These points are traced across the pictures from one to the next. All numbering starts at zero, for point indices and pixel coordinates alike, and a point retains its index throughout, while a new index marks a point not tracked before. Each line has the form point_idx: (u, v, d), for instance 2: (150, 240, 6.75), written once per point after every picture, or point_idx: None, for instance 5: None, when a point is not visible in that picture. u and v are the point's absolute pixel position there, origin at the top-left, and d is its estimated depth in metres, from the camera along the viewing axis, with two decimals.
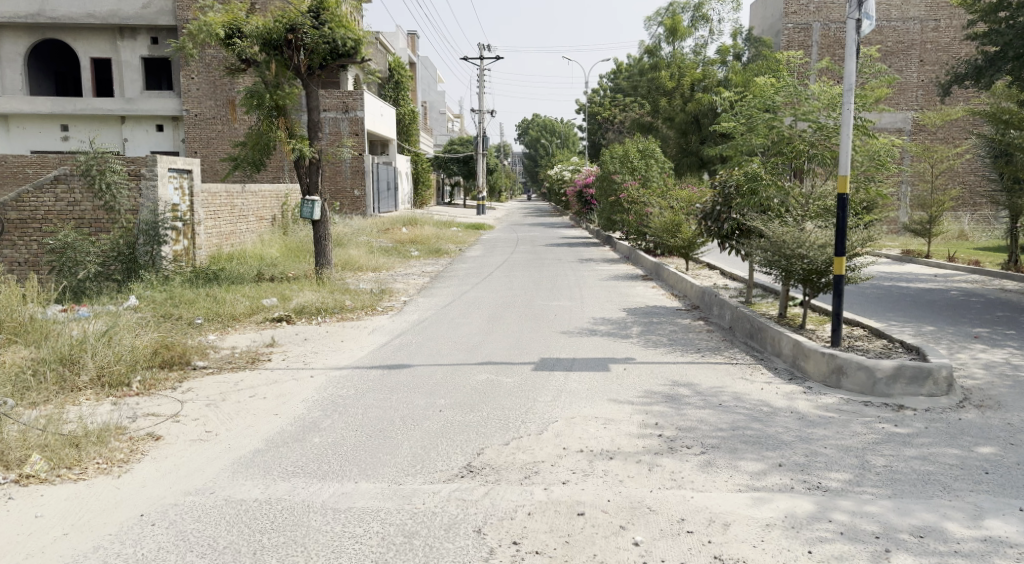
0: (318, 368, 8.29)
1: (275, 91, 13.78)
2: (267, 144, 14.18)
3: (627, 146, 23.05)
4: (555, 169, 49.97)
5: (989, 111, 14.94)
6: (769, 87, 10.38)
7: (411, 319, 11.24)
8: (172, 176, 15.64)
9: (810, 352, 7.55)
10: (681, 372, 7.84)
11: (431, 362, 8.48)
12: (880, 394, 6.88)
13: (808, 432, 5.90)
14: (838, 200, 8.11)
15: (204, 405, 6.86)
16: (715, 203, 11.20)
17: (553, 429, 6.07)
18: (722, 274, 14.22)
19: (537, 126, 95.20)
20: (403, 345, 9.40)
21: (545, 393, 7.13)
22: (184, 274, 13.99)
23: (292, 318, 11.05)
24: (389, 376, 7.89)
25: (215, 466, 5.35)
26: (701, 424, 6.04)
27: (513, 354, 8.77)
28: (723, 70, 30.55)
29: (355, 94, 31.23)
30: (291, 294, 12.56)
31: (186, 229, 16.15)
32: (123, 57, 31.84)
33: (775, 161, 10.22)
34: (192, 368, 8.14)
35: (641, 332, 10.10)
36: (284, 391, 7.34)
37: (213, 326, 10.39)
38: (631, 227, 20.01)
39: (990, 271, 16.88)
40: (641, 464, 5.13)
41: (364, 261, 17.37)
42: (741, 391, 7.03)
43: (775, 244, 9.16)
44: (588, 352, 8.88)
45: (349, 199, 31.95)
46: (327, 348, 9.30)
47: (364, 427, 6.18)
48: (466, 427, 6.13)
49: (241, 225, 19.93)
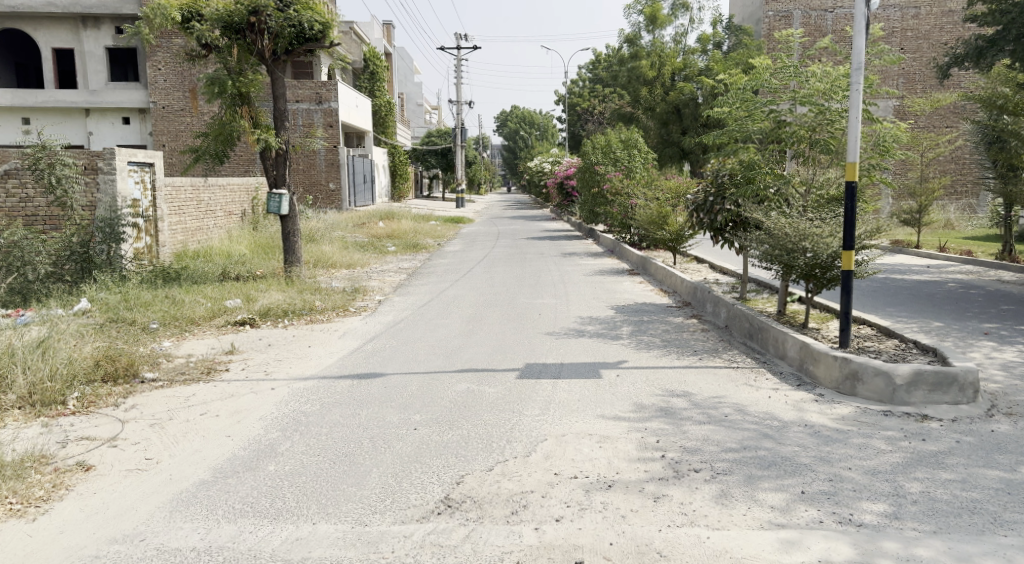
0: (280, 379, 7.53)
1: (237, 78, 13.04)
2: (231, 135, 13.38)
3: (608, 136, 22.37)
4: (536, 161, 49.28)
5: (985, 96, 14.39)
6: (761, 68, 9.57)
7: (385, 321, 10.52)
8: (133, 170, 14.75)
9: (819, 355, 6.88)
10: (678, 378, 7.19)
11: (405, 370, 7.74)
12: (900, 403, 6.22)
13: (827, 451, 5.23)
14: (846, 187, 7.36)
15: (148, 427, 6.09)
16: (706, 193, 10.55)
17: (542, 449, 5.37)
18: (712, 269, 13.62)
19: (515, 117, 94.43)
20: (376, 351, 8.66)
21: (533, 405, 6.46)
22: (144, 274, 13.16)
23: (256, 321, 10.27)
24: (359, 388, 7.14)
25: (151, 504, 4.63)
26: (705, 444, 5.37)
27: (494, 359, 8.06)
28: (703, 59, 29.91)
29: (328, 84, 30.27)
30: (257, 294, 11.78)
31: (148, 225, 15.30)
32: (86, 47, 30.67)
33: (771, 148, 9.50)
34: (140, 381, 7.34)
35: (631, 332, 9.43)
36: (240, 408, 6.59)
37: (169, 331, 9.65)
38: (614, 219, 19.37)
39: (984, 260, 16.37)
40: (644, 495, 4.45)
41: (338, 258, 16.58)
42: (746, 402, 6.37)
43: (774, 236, 8.48)
44: (577, 356, 8.19)
45: (323, 193, 31.09)
46: (292, 355, 8.54)
47: (328, 452, 5.44)
48: (444, 448, 5.43)
49: (208, 221, 19.08)
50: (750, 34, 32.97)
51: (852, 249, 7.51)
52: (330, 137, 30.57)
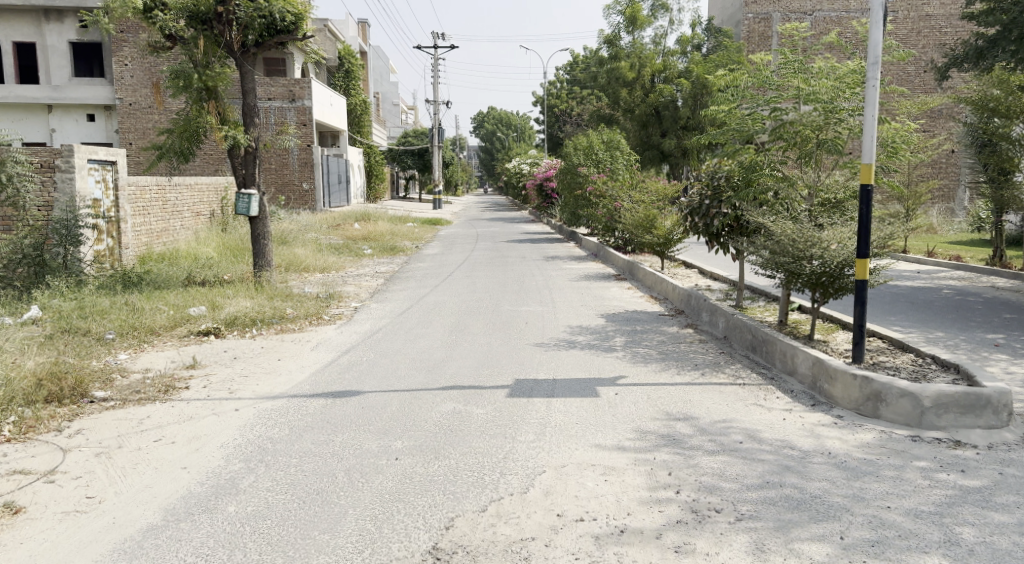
0: (246, 399, 6.88)
1: (204, 71, 12.34)
2: (196, 132, 12.65)
3: (590, 137, 21.84)
4: (514, 162, 48.64)
5: (978, 98, 13.94)
6: (762, 64, 9.03)
7: (362, 330, 9.86)
8: (93, 168, 13.96)
9: (835, 373, 6.30)
10: (682, 396, 6.61)
11: (384, 388, 7.07)
12: (928, 427, 5.65)
13: (860, 488, 4.68)
14: (860, 191, 6.81)
15: (93, 457, 5.42)
16: (702, 196, 9.95)
17: (541, 484, 4.77)
18: (703, 274, 13.14)
19: (492, 118, 93.65)
20: (352, 365, 8.00)
21: (527, 428, 5.86)
22: (104, 280, 12.44)
23: (222, 331, 9.62)
24: (335, 408, 6.50)
25: (87, 558, 4.03)
26: (723, 479, 4.80)
27: (479, 374, 7.43)
28: (683, 60, 29.39)
29: (302, 81, 29.44)
30: (223, 302, 11.11)
31: (110, 227, 14.54)
32: (49, 41, 29.68)
33: (773, 148, 8.91)
34: (88, 401, 6.73)
35: (625, 344, 8.86)
36: (199, 433, 5.94)
37: (126, 343, 9.03)
38: (599, 222, 18.85)
39: (976, 266, 15.95)
40: (663, 547, 3.95)
41: (311, 261, 15.87)
42: (761, 426, 5.81)
43: (779, 242, 7.90)
44: (569, 371, 7.60)
45: (297, 193, 30.26)
46: (260, 370, 7.89)
47: (297, 489, 4.81)
48: (429, 483, 4.82)
49: (174, 221, 18.30)
50: (730, 36, 32.67)
51: (867, 258, 6.94)
52: (304, 136, 29.77)
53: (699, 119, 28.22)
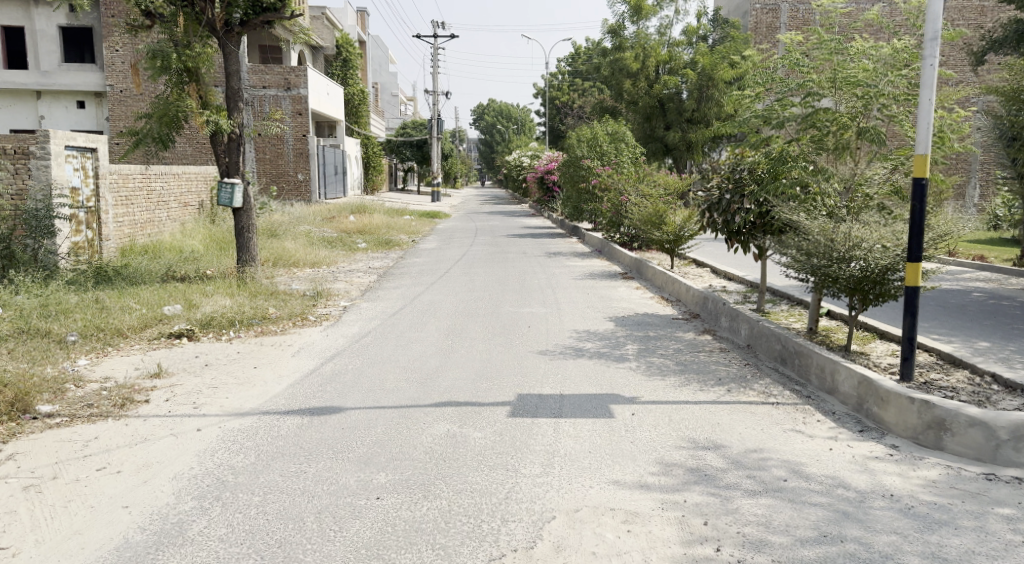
0: (213, 417, 6.03)
1: (184, 51, 11.57)
2: (176, 117, 11.79)
3: (594, 128, 21.03)
4: (514, 155, 47.77)
5: (1011, 88, 13.05)
6: (791, 45, 8.17)
7: (350, 333, 9.03)
8: (71, 155, 13.11)
9: (886, 395, 5.46)
10: (709, 418, 5.76)
11: (369, 404, 6.23)
12: (1004, 463, 4.82)
13: (938, 544, 3.90)
14: (914, 186, 5.94)
15: (20, 491, 4.59)
16: (721, 190, 9.13)
17: (551, 535, 3.98)
18: (717, 273, 12.31)
19: (492, 111, 92.61)
20: (336, 375, 7.15)
21: (531, 456, 5.02)
22: (77, 275, 11.62)
23: (195, 333, 8.79)
24: (312, 429, 5.66)
25: None
26: (771, 531, 4.00)
27: (477, 389, 6.59)
28: (689, 51, 28.30)
29: (298, 69, 28.56)
30: (200, 300, 10.28)
31: (89, 218, 13.70)
32: (38, 26, 28.83)
33: (805, 137, 7.98)
34: (30, 419, 5.92)
35: (639, 352, 8.03)
36: (150, 460, 5.12)
37: (89, 345, 8.23)
38: (604, 217, 17.98)
39: (1002, 267, 15.12)
40: None
41: (301, 255, 15.04)
42: (805, 457, 4.99)
43: (811, 241, 7.10)
44: (578, 384, 6.77)
45: (292, 183, 29.36)
46: (232, 381, 7.04)
47: (256, 539, 4.00)
48: (414, 532, 4.01)
49: (159, 212, 17.46)
50: (737, 27, 31.77)
51: (919, 261, 6.05)
52: (299, 125, 28.88)
53: (705, 111, 27.35)
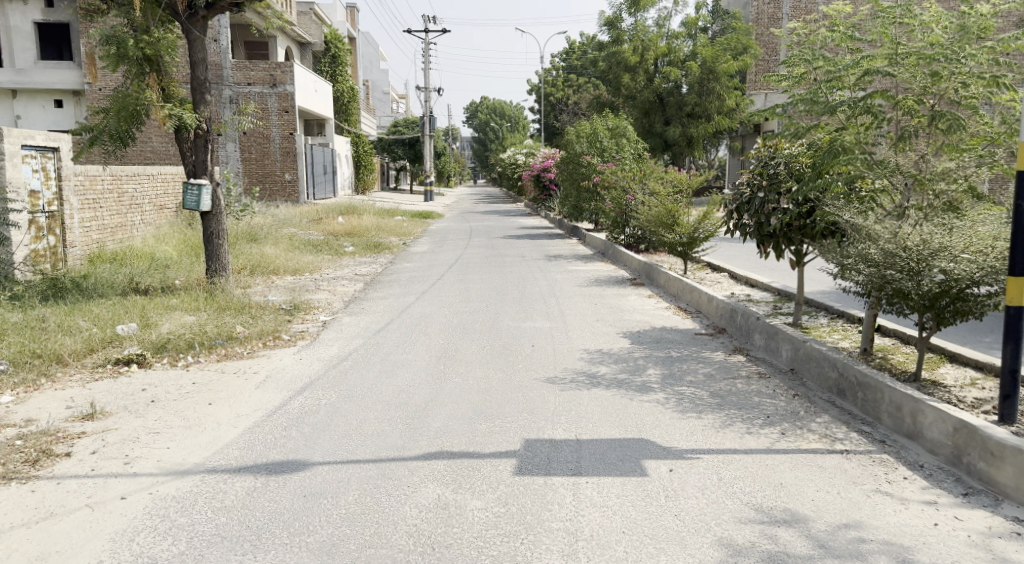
0: (146, 479, 4.80)
1: (144, 37, 10.28)
2: (134, 112, 10.51)
3: (593, 123, 19.79)
4: (509, 152, 46.48)
5: None
6: (841, 15, 6.93)
7: (327, 357, 7.81)
8: (29, 155, 11.84)
9: (999, 450, 4.29)
10: (770, 477, 4.55)
11: (342, 458, 5.02)
12: None
13: None
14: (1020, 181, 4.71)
15: None
16: (753, 188, 7.93)
17: None
18: (739, 280, 11.11)
19: (485, 107, 91.21)
20: (307, 414, 5.95)
21: (548, 542, 3.82)
22: (26, 289, 10.36)
23: (147, 358, 7.57)
24: (265, 496, 4.46)
25: None
26: None
27: (474, 434, 5.38)
28: (689, 43, 27.02)
29: (283, 65, 27.27)
30: (159, 318, 9.05)
31: (50, 223, 12.45)
32: (12, 22, 27.50)
33: (858, 123, 6.75)
34: None
35: (664, 378, 6.86)
36: (50, 550, 3.91)
37: (17, 375, 6.99)
38: (608, 216, 16.73)
39: None
40: None
41: (281, 262, 13.81)
42: (908, 537, 3.82)
43: (878, 249, 5.87)
44: (599, 425, 5.59)
45: (277, 183, 28.05)
46: (178, 425, 5.81)
47: None
48: None
49: (131, 216, 16.19)
50: (739, 17, 30.46)
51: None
52: (285, 122, 27.61)
53: (706, 105, 25.97)
